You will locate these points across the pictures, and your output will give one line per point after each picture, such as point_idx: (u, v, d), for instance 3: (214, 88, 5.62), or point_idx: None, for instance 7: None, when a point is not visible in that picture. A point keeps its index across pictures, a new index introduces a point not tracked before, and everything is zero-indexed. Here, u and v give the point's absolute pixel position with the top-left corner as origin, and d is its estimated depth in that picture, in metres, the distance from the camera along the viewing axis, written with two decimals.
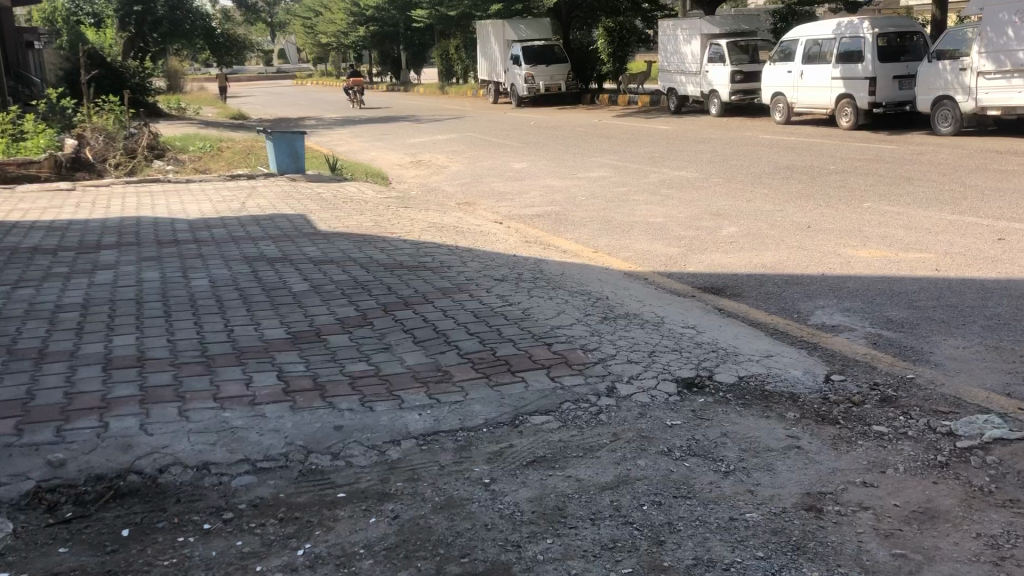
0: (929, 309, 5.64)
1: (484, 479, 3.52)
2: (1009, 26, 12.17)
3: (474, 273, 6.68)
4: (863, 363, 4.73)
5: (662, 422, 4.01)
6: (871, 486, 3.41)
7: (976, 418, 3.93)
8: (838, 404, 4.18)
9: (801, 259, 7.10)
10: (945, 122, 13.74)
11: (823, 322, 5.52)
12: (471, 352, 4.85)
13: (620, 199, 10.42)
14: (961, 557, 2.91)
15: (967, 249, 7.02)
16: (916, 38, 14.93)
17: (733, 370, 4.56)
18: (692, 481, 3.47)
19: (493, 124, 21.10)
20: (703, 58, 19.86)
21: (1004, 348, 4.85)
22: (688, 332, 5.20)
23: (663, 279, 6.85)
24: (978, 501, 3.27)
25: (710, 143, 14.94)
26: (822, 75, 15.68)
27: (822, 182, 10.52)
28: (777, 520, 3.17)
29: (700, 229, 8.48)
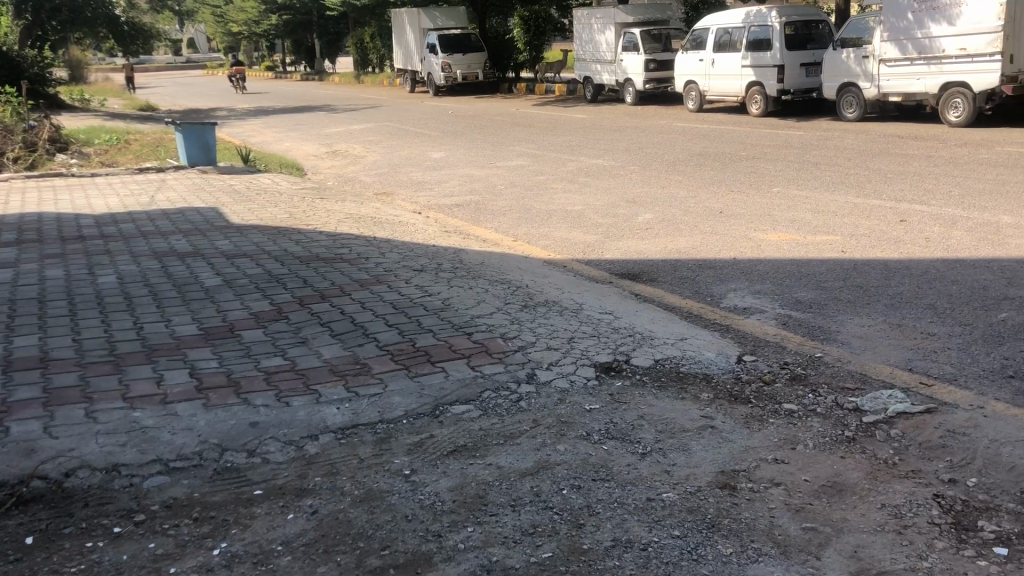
0: (835, 289, 5.83)
1: (405, 471, 3.50)
2: (909, 11, 12.65)
3: (392, 264, 6.63)
4: (774, 343, 4.86)
5: (581, 406, 4.05)
6: (783, 462, 3.51)
7: (881, 393, 4.08)
8: (750, 384, 4.29)
9: (714, 244, 7.27)
10: (851, 107, 14.09)
11: (735, 304, 5.66)
12: (390, 344, 4.81)
13: (538, 188, 10.46)
14: (867, 527, 3.03)
15: (871, 231, 7.28)
16: (821, 26, 15.34)
17: (649, 353, 4.64)
18: (610, 464, 3.52)
19: (410, 113, 20.98)
20: (617, 46, 20.07)
21: (906, 325, 5.05)
22: (606, 318, 5.27)
23: (581, 266, 6.92)
24: (883, 473, 3.40)
25: (626, 131, 15.12)
26: (733, 63, 16.00)
27: (733, 168, 10.77)
28: (693, 499, 3.25)
29: (617, 216, 8.59)
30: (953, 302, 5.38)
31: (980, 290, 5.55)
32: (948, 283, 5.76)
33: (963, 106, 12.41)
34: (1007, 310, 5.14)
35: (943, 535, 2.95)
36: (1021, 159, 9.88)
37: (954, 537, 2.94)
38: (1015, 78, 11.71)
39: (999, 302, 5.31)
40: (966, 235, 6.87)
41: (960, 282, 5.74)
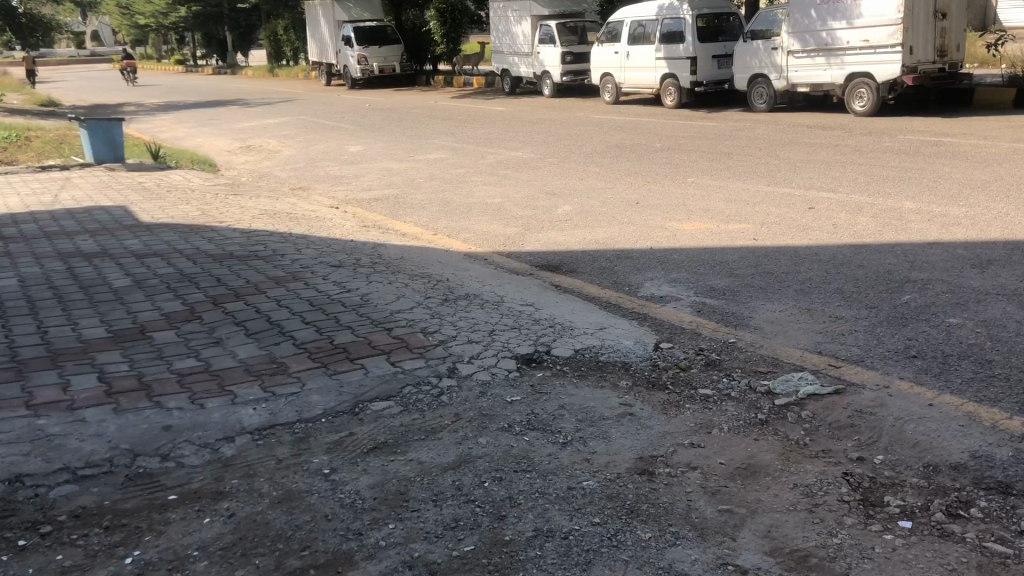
0: (748, 276, 5.97)
1: (324, 470, 3.46)
2: (812, 8, 13.01)
3: (309, 260, 6.53)
4: (690, 330, 4.96)
5: (502, 398, 4.06)
6: (699, 446, 3.58)
7: (791, 376, 4.21)
8: (667, 370, 4.37)
9: (631, 234, 7.36)
10: (761, 98, 14.40)
11: (652, 293, 5.75)
12: (308, 342, 4.75)
13: (457, 181, 10.44)
14: (781, 507, 3.12)
15: (782, 218, 7.48)
16: (731, 18, 15.65)
17: (570, 344, 4.68)
18: (531, 455, 3.54)
19: (326, 106, 20.69)
20: (534, 39, 20.16)
21: (816, 309, 5.20)
22: (526, 310, 5.29)
23: (501, 258, 6.93)
24: (795, 454, 3.50)
25: (544, 123, 15.20)
26: (647, 56, 16.24)
27: (650, 159, 10.93)
28: (613, 486, 3.29)
29: (536, 208, 8.63)
30: (859, 286, 5.56)
31: (884, 274, 5.75)
32: (854, 268, 5.95)
33: (867, 96, 12.69)
34: (909, 292, 5.34)
35: (852, 512, 3.05)
36: (921, 146, 10.25)
37: (862, 513, 3.04)
38: (914, 69, 12.19)
39: (902, 284, 5.51)
40: (871, 221, 7.11)
41: (867, 266, 5.94)
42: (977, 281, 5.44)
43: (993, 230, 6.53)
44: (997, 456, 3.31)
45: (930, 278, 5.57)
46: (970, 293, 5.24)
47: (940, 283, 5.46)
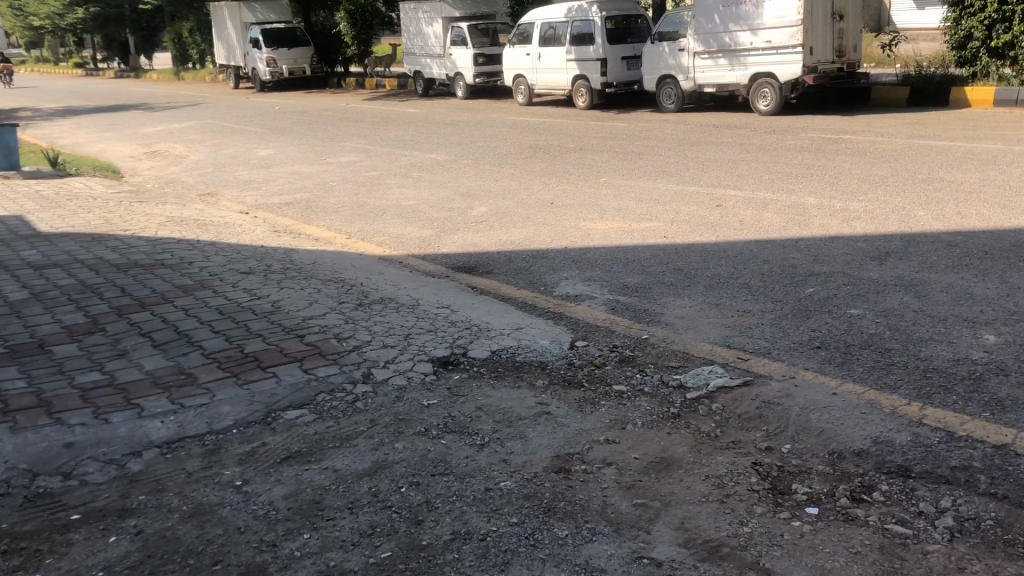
0: (659, 273, 6.08)
1: (236, 482, 3.38)
2: (715, 13, 13.40)
3: (218, 268, 6.38)
4: (604, 327, 5.02)
5: (419, 402, 4.04)
6: (614, 442, 3.63)
7: (701, 370, 4.31)
8: (582, 368, 4.41)
9: (547, 234, 7.41)
10: (670, 98, 14.65)
11: (567, 292, 5.80)
12: (217, 351, 4.64)
13: (371, 184, 10.35)
14: (694, 499, 3.18)
15: (691, 216, 7.64)
16: (639, 20, 15.90)
17: (486, 345, 4.69)
18: (448, 458, 3.53)
19: (234, 110, 20.24)
20: (446, 40, 20.11)
21: (724, 305, 5.33)
22: (443, 312, 5.28)
23: (416, 261, 6.89)
24: (707, 446, 3.58)
25: (457, 125, 15.20)
26: (558, 58, 16.38)
27: (563, 160, 11.03)
28: (531, 485, 3.31)
29: (451, 210, 8.62)
30: (766, 280, 5.72)
31: (789, 268, 5.93)
32: (760, 262, 6.12)
33: (771, 95, 13.04)
34: (812, 285, 5.51)
35: (761, 501, 3.14)
36: (823, 143, 10.60)
37: (771, 501, 3.13)
38: (814, 68, 12.59)
39: (806, 278, 5.68)
40: (776, 217, 7.32)
41: (772, 261, 6.11)
42: (876, 273, 5.65)
43: (891, 224, 6.79)
44: (896, 441, 3.44)
45: (832, 271, 5.77)
46: (870, 284, 5.44)
47: (841, 276, 5.66)
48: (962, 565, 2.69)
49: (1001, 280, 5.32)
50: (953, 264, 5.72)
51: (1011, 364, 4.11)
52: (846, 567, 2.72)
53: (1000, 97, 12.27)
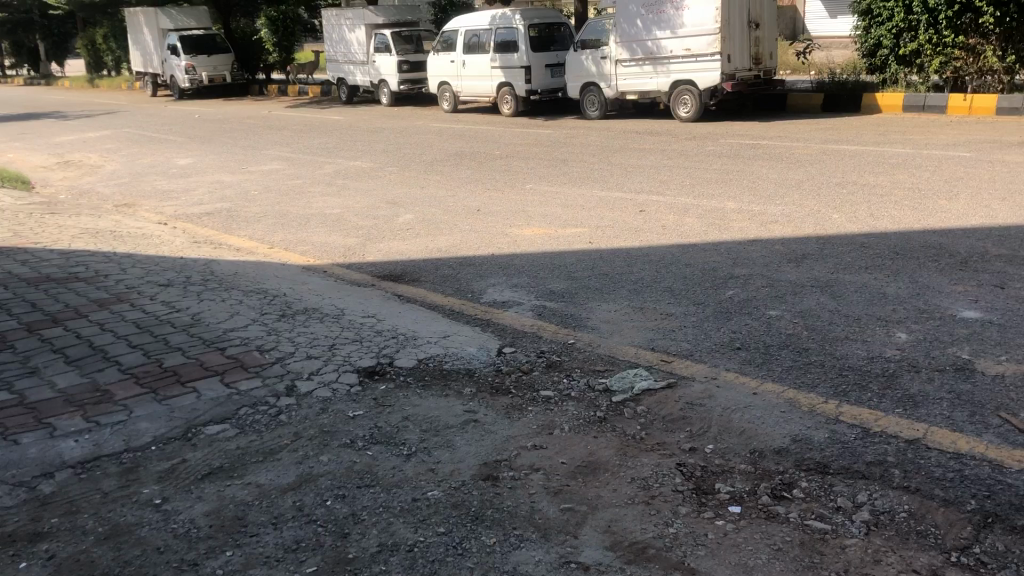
0: (584, 278, 6.13)
1: (155, 500, 3.29)
2: (638, 17, 13.52)
3: (135, 280, 6.22)
4: (531, 333, 5.03)
5: (344, 414, 4.00)
6: (541, 448, 3.64)
7: (627, 373, 4.35)
8: (510, 374, 4.41)
9: (473, 241, 7.41)
10: (593, 106, 14.85)
11: (494, 298, 5.80)
12: (135, 366, 4.51)
13: (294, 192, 10.21)
14: (620, 502, 3.21)
15: (615, 221, 7.73)
16: (562, 28, 16.03)
17: (412, 354, 4.66)
18: (374, 469, 3.49)
19: (151, 118, 19.74)
20: (369, 47, 19.97)
21: (649, 308, 5.40)
22: (368, 321, 5.23)
23: (341, 270, 6.82)
24: (632, 449, 3.61)
25: (381, 132, 15.09)
26: (482, 65, 16.45)
27: (489, 166, 11.05)
28: (458, 494, 3.29)
29: (377, 218, 8.56)
30: (688, 284, 5.81)
31: (710, 271, 6.05)
32: (682, 266, 6.22)
33: (691, 102, 13.34)
34: (732, 288, 5.64)
35: (685, 501, 3.18)
36: (741, 149, 10.85)
37: (695, 501, 3.18)
38: (732, 76, 12.88)
39: (727, 281, 5.80)
40: (697, 222, 7.45)
41: (693, 265, 6.22)
42: (793, 275, 5.80)
43: (807, 227, 6.97)
44: (814, 438, 3.54)
45: (751, 274, 5.90)
46: (787, 286, 5.58)
47: (760, 278, 5.79)
48: (878, 557, 2.77)
49: (911, 279, 5.51)
50: (867, 265, 5.90)
51: (922, 361, 4.26)
52: (768, 564, 2.78)
53: (908, 103, 12.69)
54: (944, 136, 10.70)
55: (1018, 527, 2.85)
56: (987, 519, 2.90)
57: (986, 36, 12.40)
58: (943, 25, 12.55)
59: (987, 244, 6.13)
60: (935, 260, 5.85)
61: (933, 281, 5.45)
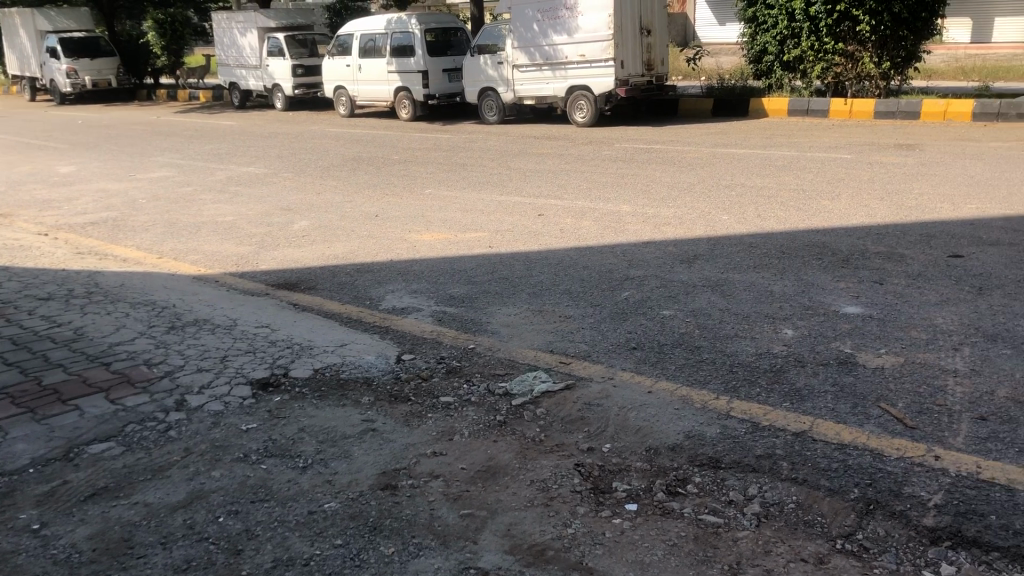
0: (484, 283, 6.14)
1: (34, 525, 3.13)
2: (535, 22, 13.58)
3: (11, 295, 5.91)
4: (430, 339, 5.00)
5: (237, 428, 3.89)
6: (440, 455, 3.61)
7: (526, 376, 4.36)
8: (409, 382, 4.37)
9: (371, 247, 7.34)
10: (491, 111, 14.94)
11: (393, 305, 5.74)
12: (11, 386, 4.29)
13: (184, 200, 9.91)
14: (519, 505, 3.21)
15: (514, 225, 7.77)
16: (459, 33, 16.01)
17: (308, 364, 4.57)
18: (268, 483, 3.40)
19: (30, 124, 18.84)
20: (262, 51, 19.55)
21: (547, 310, 5.45)
22: (262, 331, 5.11)
23: (233, 279, 6.65)
24: (531, 451, 3.62)
25: (276, 137, 14.80)
26: (379, 69, 16.30)
27: (387, 171, 10.97)
28: (356, 505, 3.24)
29: (272, 225, 8.38)
30: (585, 286, 5.88)
31: (607, 273, 6.14)
32: (579, 269, 6.29)
33: (587, 107, 13.58)
34: (628, 289, 5.73)
35: (583, 501, 3.21)
36: (636, 153, 11.06)
37: (593, 501, 3.21)
38: (626, 81, 13.14)
39: (623, 282, 5.90)
40: (593, 225, 7.56)
41: (590, 267, 6.30)
42: (686, 275, 5.94)
43: (698, 228, 7.16)
44: (707, 435, 3.62)
45: (646, 275, 6.01)
46: (681, 286, 5.71)
47: (655, 279, 5.91)
48: (768, 548, 2.86)
49: (797, 277, 5.72)
50: (755, 264, 6.09)
51: (807, 355, 4.42)
52: (663, 560, 2.83)
53: (793, 107, 13.18)
54: (826, 139, 11.15)
55: (896, 512, 2.98)
56: (869, 506, 3.03)
57: (863, 43, 12.96)
58: (823, 32, 13.05)
59: (867, 242, 6.41)
60: (819, 258, 6.09)
61: (817, 278, 5.66)
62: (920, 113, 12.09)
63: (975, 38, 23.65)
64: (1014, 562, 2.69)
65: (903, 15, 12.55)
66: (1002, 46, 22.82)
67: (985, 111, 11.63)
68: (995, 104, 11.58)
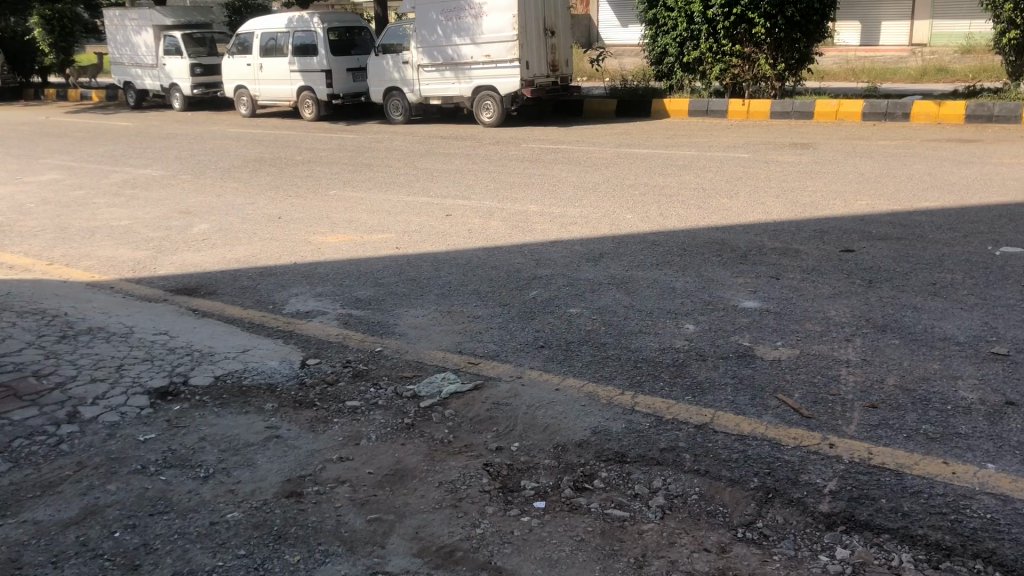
0: (391, 285, 6.08)
1: None
2: (438, 24, 13.53)
3: None
4: (336, 343, 4.92)
5: (134, 438, 3.75)
6: (347, 459, 3.56)
7: (434, 378, 4.34)
8: (314, 387, 4.29)
9: (275, 250, 7.19)
10: (397, 111, 14.86)
11: (297, 309, 5.64)
12: None
13: (75, 203, 9.52)
14: (427, 507, 3.19)
15: (421, 226, 7.73)
16: (362, 32, 15.84)
17: (209, 371, 4.45)
18: (168, 495, 3.30)
19: None
20: (158, 49, 18.95)
21: (455, 311, 5.44)
22: (160, 339, 4.95)
23: (130, 285, 6.42)
24: (440, 452, 3.60)
25: (174, 138, 14.35)
26: (281, 68, 15.99)
27: (290, 172, 10.79)
28: (259, 514, 3.17)
29: (170, 228, 8.13)
30: (493, 286, 5.90)
31: (515, 272, 6.17)
32: (487, 269, 6.31)
33: (493, 108, 13.62)
34: (536, 288, 5.77)
35: (492, 500, 3.21)
36: (542, 153, 11.14)
37: (502, 500, 3.21)
38: (531, 82, 13.23)
39: (531, 281, 5.94)
40: (500, 225, 7.59)
41: (498, 267, 6.32)
42: (593, 273, 6.02)
43: (603, 227, 7.27)
44: (613, 430, 3.67)
45: (553, 274, 6.07)
46: (587, 285, 5.77)
47: (562, 278, 5.95)
48: (673, 539, 2.91)
49: (699, 273, 5.86)
50: (659, 261, 6.21)
51: (708, 349, 4.53)
52: (571, 556, 2.85)
53: (693, 108, 13.49)
54: (725, 139, 11.43)
55: (794, 500, 3.08)
56: (768, 495, 3.12)
57: (759, 45, 13.36)
58: (721, 34, 13.37)
59: (764, 238, 6.61)
60: (720, 255, 6.25)
61: (716, 275, 5.81)
62: (814, 113, 12.51)
63: (864, 41, 24.65)
64: (903, 542, 2.81)
65: (796, 18, 12.98)
66: (889, 48, 23.87)
67: (874, 112, 12.10)
68: (883, 104, 12.07)
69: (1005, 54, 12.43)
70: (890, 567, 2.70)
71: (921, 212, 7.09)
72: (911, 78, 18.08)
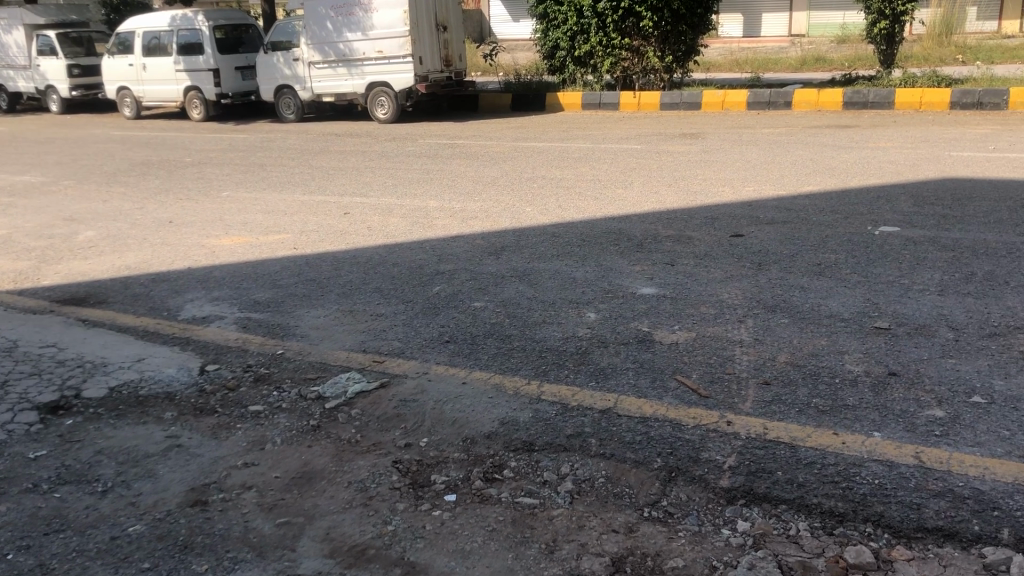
0: (291, 286, 5.99)
1: None
2: (328, 20, 13.32)
3: None
4: (235, 348, 4.82)
5: (24, 457, 3.61)
6: (253, 465, 3.51)
7: (339, 378, 4.31)
8: (214, 394, 4.20)
9: (167, 255, 6.98)
10: (289, 109, 14.62)
11: (193, 315, 5.49)
12: None
13: None
14: (337, 507, 3.18)
15: (318, 225, 7.63)
16: (249, 30, 15.46)
17: (102, 383, 4.30)
18: (63, 512, 3.18)
19: None
20: (30, 50, 18.07)
21: (357, 310, 5.40)
22: (48, 351, 4.75)
23: (13, 298, 6.12)
24: (348, 453, 3.58)
25: (52, 143, 13.73)
26: (165, 68, 15.48)
27: (179, 175, 10.47)
28: (162, 525, 3.09)
29: (53, 237, 7.78)
30: (395, 283, 5.88)
31: (417, 269, 6.16)
32: (389, 266, 6.28)
33: (387, 104, 13.52)
34: (438, 283, 5.77)
35: (402, 497, 3.22)
36: (439, 149, 11.13)
37: (412, 496, 3.22)
38: (425, 78, 13.19)
39: (434, 277, 5.94)
40: (400, 221, 7.56)
41: (399, 264, 6.30)
42: (494, 266, 6.06)
43: (503, 220, 7.32)
44: (520, 419, 3.72)
45: (455, 269, 6.08)
46: (489, 278, 5.81)
47: (463, 273, 5.98)
48: (582, 523, 2.98)
49: (598, 263, 5.97)
50: (558, 252, 6.31)
51: (609, 336, 4.63)
52: (483, 546, 2.89)
53: (586, 100, 13.69)
54: (617, 131, 11.64)
55: (695, 477, 3.19)
56: (671, 474, 3.22)
57: (647, 38, 13.65)
58: (610, 28, 13.58)
59: (659, 226, 6.78)
60: (618, 244, 6.39)
61: (615, 263, 5.93)
62: (701, 104, 12.87)
63: (746, 33, 25.47)
64: (799, 511, 2.95)
65: (681, 11, 13.30)
66: (769, 40, 24.75)
67: (758, 100, 12.56)
68: (766, 93, 12.52)
69: (876, 43, 13.03)
70: (788, 536, 2.83)
71: (805, 197, 7.38)
72: (791, 68, 18.77)
